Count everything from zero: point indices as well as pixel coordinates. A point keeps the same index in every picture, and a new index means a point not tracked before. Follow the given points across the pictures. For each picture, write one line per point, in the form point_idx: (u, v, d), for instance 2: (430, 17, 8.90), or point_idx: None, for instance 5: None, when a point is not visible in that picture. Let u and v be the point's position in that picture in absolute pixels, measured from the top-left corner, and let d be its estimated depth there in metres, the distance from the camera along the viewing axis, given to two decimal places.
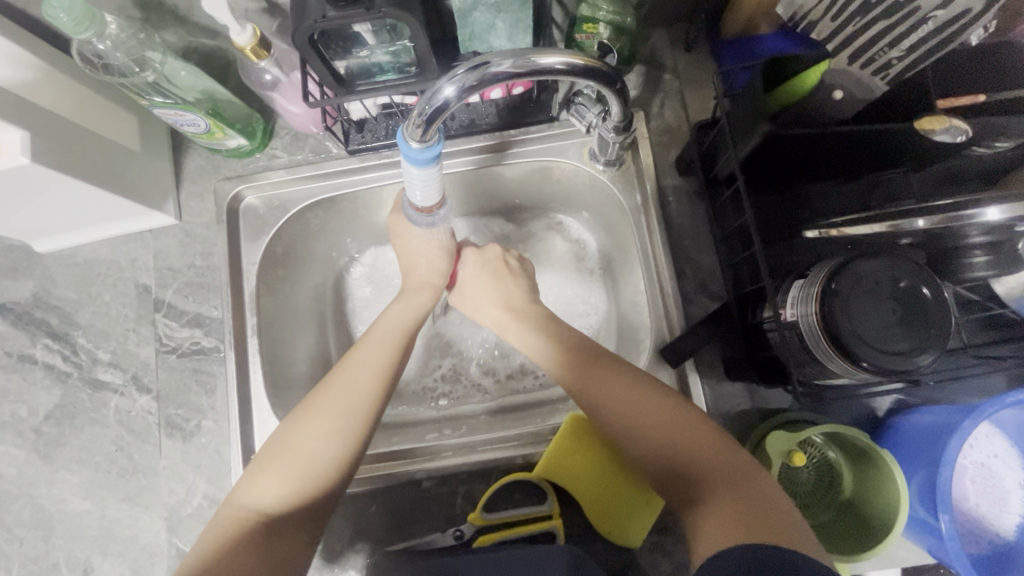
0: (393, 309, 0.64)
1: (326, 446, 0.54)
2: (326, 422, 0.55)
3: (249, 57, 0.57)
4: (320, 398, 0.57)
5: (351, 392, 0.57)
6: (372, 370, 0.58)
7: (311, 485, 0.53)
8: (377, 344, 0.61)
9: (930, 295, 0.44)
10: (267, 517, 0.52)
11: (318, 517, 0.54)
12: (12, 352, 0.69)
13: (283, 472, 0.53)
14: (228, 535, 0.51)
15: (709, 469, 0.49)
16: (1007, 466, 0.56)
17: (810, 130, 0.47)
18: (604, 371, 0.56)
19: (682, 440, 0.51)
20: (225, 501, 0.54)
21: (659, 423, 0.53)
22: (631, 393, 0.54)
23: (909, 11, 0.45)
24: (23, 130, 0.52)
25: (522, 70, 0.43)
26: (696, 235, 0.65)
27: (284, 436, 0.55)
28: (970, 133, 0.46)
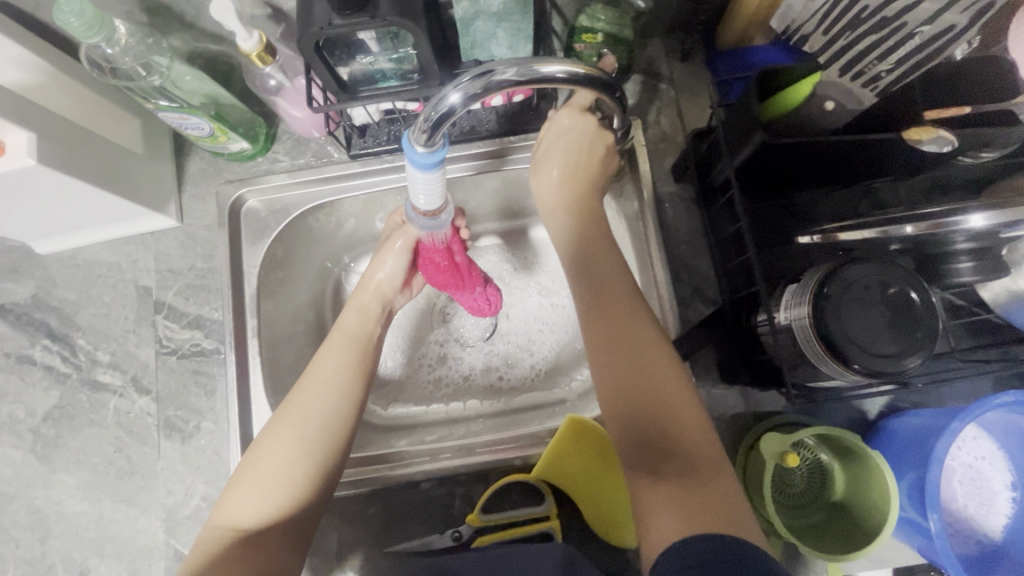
0: (351, 316, 0.64)
1: (291, 460, 0.54)
2: (293, 433, 0.55)
3: (254, 62, 0.58)
4: (283, 413, 0.56)
5: (318, 402, 0.57)
6: (335, 380, 0.58)
7: (285, 500, 0.53)
8: (338, 351, 0.61)
9: (918, 300, 0.45)
10: (250, 535, 0.52)
11: (302, 529, 0.54)
12: (11, 353, 0.69)
13: (257, 488, 0.53)
14: (211, 556, 0.51)
15: (679, 443, 0.47)
16: (994, 468, 0.57)
17: (804, 140, 0.49)
18: (621, 310, 0.53)
19: (668, 406, 0.48)
20: (205, 524, 0.53)
21: (652, 380, 0.49)
22: (641, 341, 0.51)
23: (896, 27, 0.48)
24: (30, 131, 0.53)
25: (525, 79, 0.44)
26: (692, 241, 0.67)
27: (253, 455, 0.55)
28: (956, 144, 0.48)
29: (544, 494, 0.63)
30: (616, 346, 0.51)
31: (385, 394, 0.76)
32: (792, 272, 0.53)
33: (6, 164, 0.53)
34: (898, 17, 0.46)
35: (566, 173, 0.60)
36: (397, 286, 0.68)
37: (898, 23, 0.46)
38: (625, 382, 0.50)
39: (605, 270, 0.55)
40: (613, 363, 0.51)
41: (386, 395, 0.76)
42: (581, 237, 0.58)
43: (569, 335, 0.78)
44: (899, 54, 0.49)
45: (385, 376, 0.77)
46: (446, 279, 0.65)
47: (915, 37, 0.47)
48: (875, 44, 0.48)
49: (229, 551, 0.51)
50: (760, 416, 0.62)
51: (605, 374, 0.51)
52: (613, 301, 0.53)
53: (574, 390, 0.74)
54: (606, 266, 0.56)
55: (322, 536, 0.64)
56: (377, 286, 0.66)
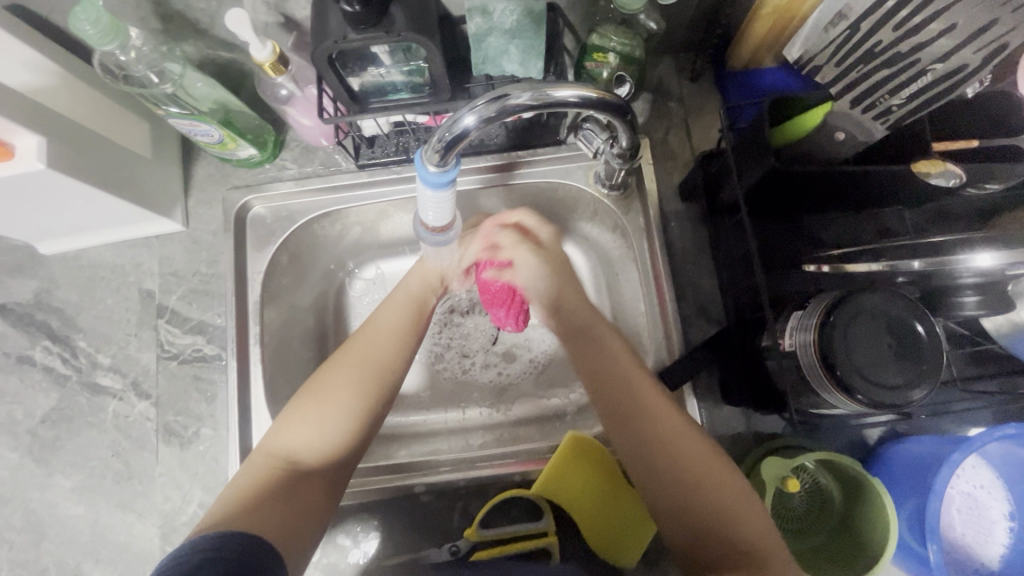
0: (412, 278, 0.67)
1: (349, 397, 0.57)
2: (351, 374, 0.58)
3: (267, 72, 0.58)
4: (346, 353, 0.60)
5: (374, 349, 0.61)
6: (394, 330, 0.63)
7: (336, 433, 0.55)
8: (394, 306, 0.65)
9: (924, 332, 0.46)
10: (300, 463, 0.53)
11: (346, 469, 0.55)
12: (11, 353, 0.69)
13: (316, 417, 0.56)
14: (261, 476, 0.52)
15: (738, 537, 0.49)
16: (992, 497, 0.58)
17: (808, 168, 0.50)
18: (656, 415, 0.55)
19: (719, 503, 0.50)
20: (256, 447, 0.55)
21: (700, 483, 0.51)
22: (681, 444, 0.53)
23: (909, 63, 0.47)
24: (40, 136, 0.53)
25: (539, 103, 0.44)
26: (697, 261, 0.67)
27: (314, 387, 0.58)
28: (964, 178, 0.49)
29: (543, 511, 0.62)
30: (647, 455, 0.54)
31: None
32: (799, 297, 0.54)
33: (15, 168, 0.52)
34: (913, 54, 0.47)
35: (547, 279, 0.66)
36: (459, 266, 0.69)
37: (912, 60, 0.47)
38: (675, 486, 0.52)
39: (620, 372, 0.58)
40: (657, 471, 0.53)
41: None
42: (584, 331, 0.63)
43: None
44: (909, 91, 0.48)
45: None
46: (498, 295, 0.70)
47: (929, 73, 0.46)
48: (889, 78, 0.49)
49: (281, 477, 0.52)
50: (760, 437, 0.62)
51: (652, 479, 0.54)
52: (627, 407, 0.56)
53: (574, 404, 0.74)
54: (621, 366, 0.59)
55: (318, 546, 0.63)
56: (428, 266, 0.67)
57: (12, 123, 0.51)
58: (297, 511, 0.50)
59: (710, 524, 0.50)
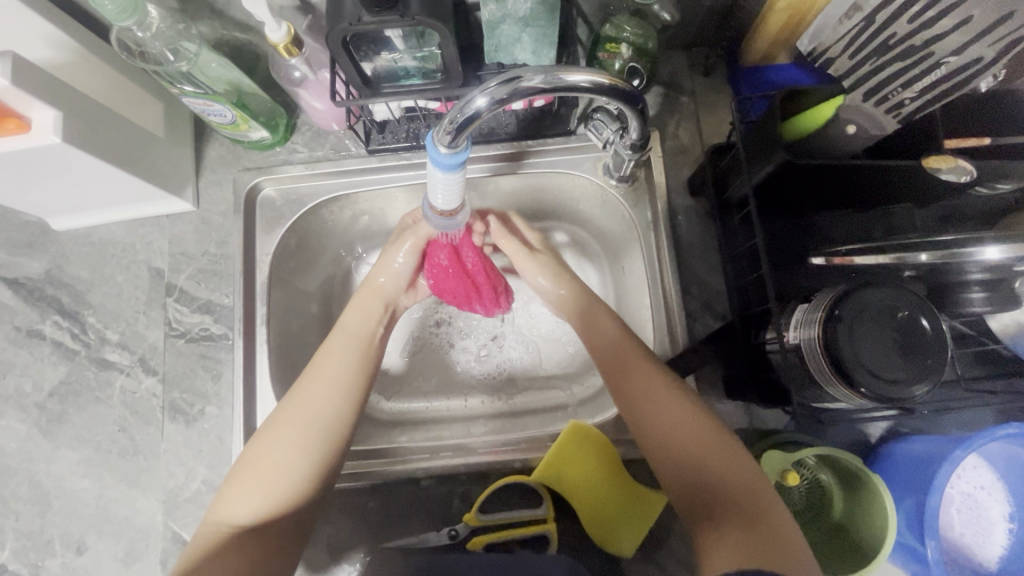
0: (352, 317, 0.66)
1: (293, 456, 0.55)
2: (295, 430, 0.56)
3: (281, 53, 0.58)
4: (282, 412, 0.57)
5: (315, 401, 0.58)
6: (336, 380, 0.59)
7: (282, 492, 0.54)
8: (340, 349, 0.62)
9: (929, 327, 0.46)
10: (243, 528, 0.52)
11: (297, 526, 0.54)
12: (21, 327, 0.69)
13: (254, 483, 0.53)
14: (205, 550, 0.50)
15: (729, 492, 0.50)
16: (993, 499, 0.58)
17: (845, 162, 0.49)
18: (648, 379, 0.57)
19: (708, 456, 0.53)
20: (204, 519, 0.53)
21: (696, 443, 0.53)
22: (671, 407, 0.56)
23: (923, 56, 0.47)
24: (56, 110, 0.53)
25: (550, 86, 0.44)
26: (703, 255, 0.67)
27: (254, 453, 0.55)
28: (974, 174, 0.48)
29: (542, 497, 0.63)
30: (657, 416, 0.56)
31: (389, 386, 0.77)
32: (805, 291, 0.53)
33: (31, 141, 0.53)
34: (926, 47, 0.47)
35: (553, 283, 0.69)
36: (401, 286, 0.70)
37: (925, 53, 0.47)
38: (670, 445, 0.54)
39: (630, 349, 0.60)
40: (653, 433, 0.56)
41: (388, 388, 0.77)
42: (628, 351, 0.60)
43: (574, 341, 0.78)
44: (920, 85, 0.48)
45: (389, 368, 0.78)
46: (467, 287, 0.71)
47: (941, 67, 0.47)
48: (899, 73, 0.49)
49: (224, 546, 0.50)
50: (761, 432, 0.62)
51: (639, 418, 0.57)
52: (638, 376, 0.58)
53: (576, 395, 0.74)
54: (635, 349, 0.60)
55: (320, 526, 0.64)
56: (379, 287, 0.68)
57: (30, 97, 0.51)
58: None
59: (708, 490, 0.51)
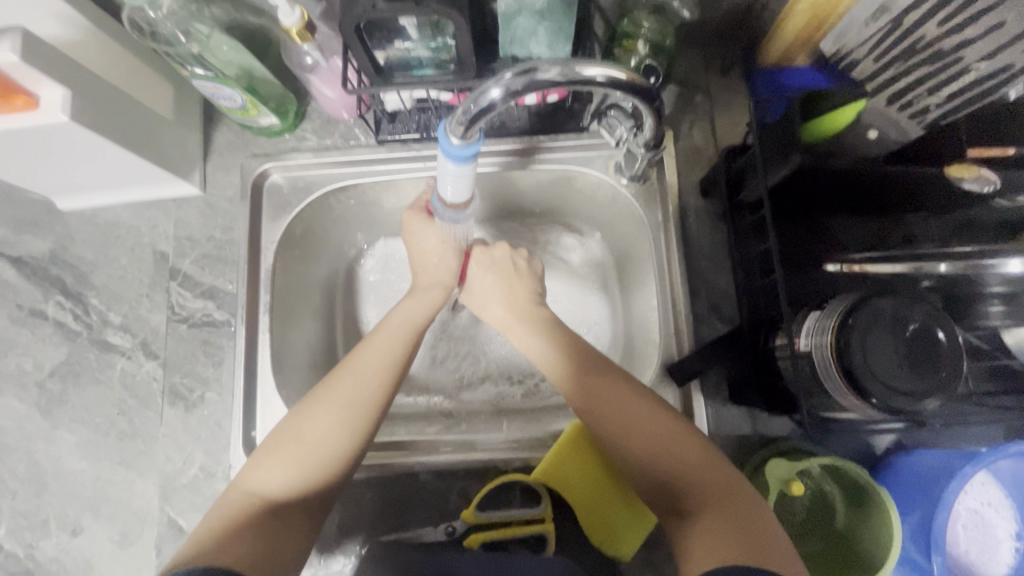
0: (408, 303, 0.64)
1: (332, 438, 0.54)
2: (336, 412, 0.55)
3: (293, 38, 0.58)
4: (328, 388, 0.57)
5: (361, 387, 0.57)
6: (383, 363, 0.59)
7: (313, 474, 0.53)
8: (387, 335, 0.61)
9: (944, 338, 0.45)
10: (270, 503, 0.51)
11: (317, 507, 0.54)
12: (24, 306, 0.69)
13: (291, 455, 0.53)
14: (231, 519, 0.50)
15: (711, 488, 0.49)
16: (1000, 516, 0.57)
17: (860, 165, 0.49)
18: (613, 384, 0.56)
19: (680, 460, 0.51)
20: (231, 485, 0.53)
21: (666, 445, 0.52)
22: (638, 409, 0.54)
23: (950, 62, 0.46)
24: (65, 88, 0.53)
25: (566, 80, 0.43)
26: (713, 258, 0.66)
27: (295, 425, 0.55)
28: (998, 183, 0.48)
29: (541, 496, 0.61)
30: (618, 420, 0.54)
31: None
32: (818, 297, 0.52)
33: (39, 119, 0.52)
34: (954, 52, 0.46)
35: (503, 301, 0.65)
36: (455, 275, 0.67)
37: (954, 58, 0.46)
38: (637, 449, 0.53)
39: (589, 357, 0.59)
40: (619, 441, 0.54)
41: None
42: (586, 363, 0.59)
43: None
44: (949, 90, 0.48)
45: None
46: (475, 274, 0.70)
47: (971, 72, 0.46)
48: (927, 77, 0.48)
49: (250, 516, 0.50)
50: (765, 439, 0.61)
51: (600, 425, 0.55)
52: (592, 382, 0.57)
53: None
54: (591, 357, 0.59)
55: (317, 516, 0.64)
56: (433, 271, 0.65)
57: (39, 74, 0.51)
58: (266, 552, 0.48)
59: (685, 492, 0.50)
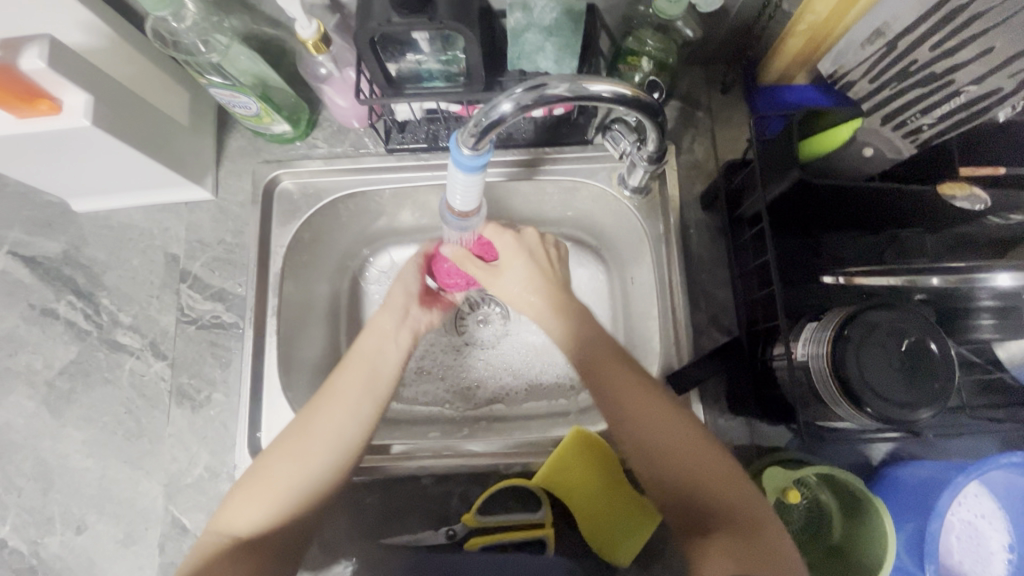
0: (371, 336, 0.63)
1: (299, 476, 0.55)
2: (302, 450, 0.55)
3: (309, 50, 0.59)
4: (300, 424, 0.57)
5: (329, 423, 0.57)
6: (348, 399, 0.58)
7: (286, 510, 0.54)
8: (353, 368, 0.60)
9: (937, 351, 0.46)
10: (241, 541, 0.52)
11: (293, 542, 0.54)
12: (36, 305, 0.70)
13: (262, 496, 0.54)
14: (206, 559, 0.51)
15: (723, 506, 0.50)
16: (993, 528, 0.57)
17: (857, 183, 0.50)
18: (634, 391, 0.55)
19: (693, 472, 0.52)
20: (208, 524, 0.55)
21: (683, 455, 0.52)
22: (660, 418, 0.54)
23: (942, 84, 0.49)
24: (87, 94, 0.55)
25: (574, 96, 0.45)
26: (713, 269, 0.68)
27: (264, 462, 0.56)
28: (988, 203, 0.49)
29: (540, 502, 0.63)
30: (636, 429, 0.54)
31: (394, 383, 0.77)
32: (815, 309, 0.54)
33: (60, 122, 0.54)
34: (946, 75, 0.48)
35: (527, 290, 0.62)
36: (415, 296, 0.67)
37: (947, 80, 0.48)
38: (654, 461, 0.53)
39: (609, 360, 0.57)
40: (637, 452, 0.54)
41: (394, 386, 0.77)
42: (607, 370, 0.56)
43: None
44: (939, 112, 0.50)
45: None
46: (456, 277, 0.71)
47: (960, 95, 0.48)
48: (921, 98, 0.50)
49: (225, 557, 0.51)
50: (763, 449, 0.62)
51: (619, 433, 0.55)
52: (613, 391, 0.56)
53: (578, 403, 0.75)
54: (612, 362, 0.57)
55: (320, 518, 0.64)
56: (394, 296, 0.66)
57: (63, 80, 0.52)
58: None
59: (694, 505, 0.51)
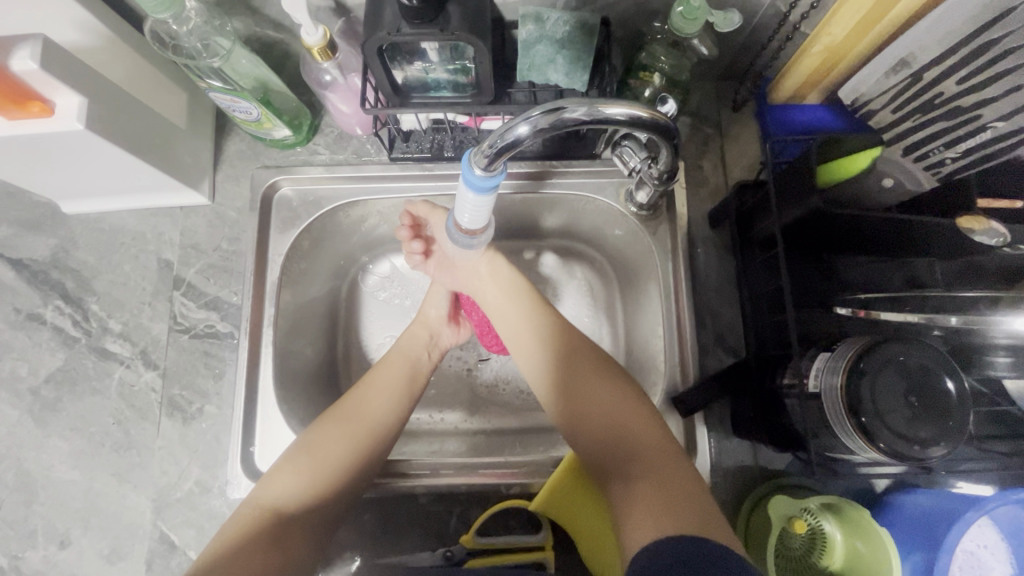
0: (405, 337, 0.69)
1: (340, 450, 0.57)
2: (343, 429, 0.59)
3: (314, 56, 0.58)
4: (344, 407, 0.61)
5: (369, 407, 0.62)
6: (389, 392, 0.63)
7: (327, 486, 0.55)
8: (391, 363, 0.66)
9: (953, 388, 0.45)
10: (281, 513, 0.53)
11: (321, 528, 0.54)
12: (22, 309, 0.68)
13: (309, 468, 0.56)
14: (247, 529, 0.51)
15: (666, 476, 0.50)
16: (995, 559, 0.56)
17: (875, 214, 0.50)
18: (602, 384, 0.59)
19: (645, 445, 0.53)
20: (244, 501, 0.54)
21: (636, 430, 0.54)
22: (621, 403, 0.57)
23: (968, 119, 0.49)
24: (81, 97, 0.52)
25: (590, 119, 0.44)
26: (720, 290, 0.67)
27: (310, 438, 0.58)
28: (1008, 239, 0.48)
29: (541, 523, 0.62)
30: (595, 407, 0.57)
31: None
32: (826, 338, 0.53)
33: (55, 126, 0.52)
34: None
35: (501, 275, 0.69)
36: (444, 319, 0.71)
37: (973, 115, 0.49)
38: (613, 441, 0.55)
39: (575, 347, 0.63)
40: (596, 428, 0.56)
41: None
42: (571, 357, 0.62)
43: None
44: (965, 146, 0.51)
45: None
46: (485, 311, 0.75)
47: (986, 131, 0.49)
48: (945, 132, 0.51)
49: (267, 527, 0.51)
50: (766, 473, 0.62)
51: (579, 412, 0.58)
52: (577, 370, 0.61)
53: None
54: (575, 346, 0.63)
55: None
56: (425, 317, 0.70)
57: (56, 83, 0.50)
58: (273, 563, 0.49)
59: (641, 473, 0.51)
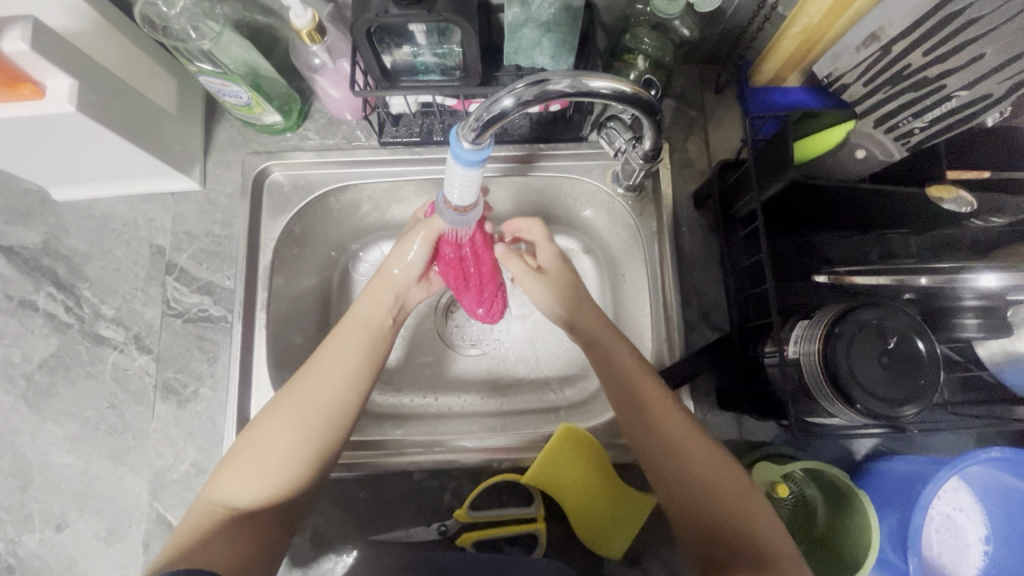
0: (363, 306, 0.65)
1: (291, 446, 0.55)
2: (294, 418, 0.56)
3: (303, 39, 0.58)
4: (292, 395, 0.58)
5: (324, 390, 0.58)
6: (346, 367, 0.60)
7: (284, 480, 0.55)
8: (349, 337, 0.62)
9: (923, 349, 0.47)
10: (242, 513, 0.53)
11: (287, 512, 0.55)
12: (13, 296, 0.68)
13: (258, 467, 0.54)
14: (200, 534, 0.51)
15: (728, 513, 0.52)
16: (971, 521, 0.59)
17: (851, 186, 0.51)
18: (660, 413, 0.56)
19: (699, 473, 0.53)
20: (197, 498, 0.54)
21: (689, 456, 0.54)
22: (671, 431, 0.55)
23: (934, 89, 0.51)
24: (72, 79, 0.53)
25: (574, 91, 0.45)
26: (704, 267, 0.69)
27: (256, 429, 0.56)
28: (974, 206, 0.52)
29: (533, 496, 0.63)
30: (647, 436, 0.56)
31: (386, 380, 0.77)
32: (803, 308, 0.55)
33: (45, 108, 0.53)
34: None
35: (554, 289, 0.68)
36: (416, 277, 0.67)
37: (939, 85, 0.50)
38: (669, 471, 0.54)
39: (623, 367, 0.59)
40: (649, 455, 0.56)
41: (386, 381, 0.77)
42: (624, 383, 0.58)
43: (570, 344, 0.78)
44: (932, 115, 0.52)
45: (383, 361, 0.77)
46: (468, 259, 0.67)
47: (951, 100, 0.50)
48: (912, 103, 0.52)
49: (221, 528, 0.52)
50: (751, 444, 0.63)
51: (633, 439, 0.57)
52: (628, 399, 0.57)
53: (568, 399, 0.75)
54: (623, 366, 0.59)
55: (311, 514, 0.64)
56: (391, 276, 0.66)
57: (47, 64, 0.51)
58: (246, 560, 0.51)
59: (704, 510, 0.53)
